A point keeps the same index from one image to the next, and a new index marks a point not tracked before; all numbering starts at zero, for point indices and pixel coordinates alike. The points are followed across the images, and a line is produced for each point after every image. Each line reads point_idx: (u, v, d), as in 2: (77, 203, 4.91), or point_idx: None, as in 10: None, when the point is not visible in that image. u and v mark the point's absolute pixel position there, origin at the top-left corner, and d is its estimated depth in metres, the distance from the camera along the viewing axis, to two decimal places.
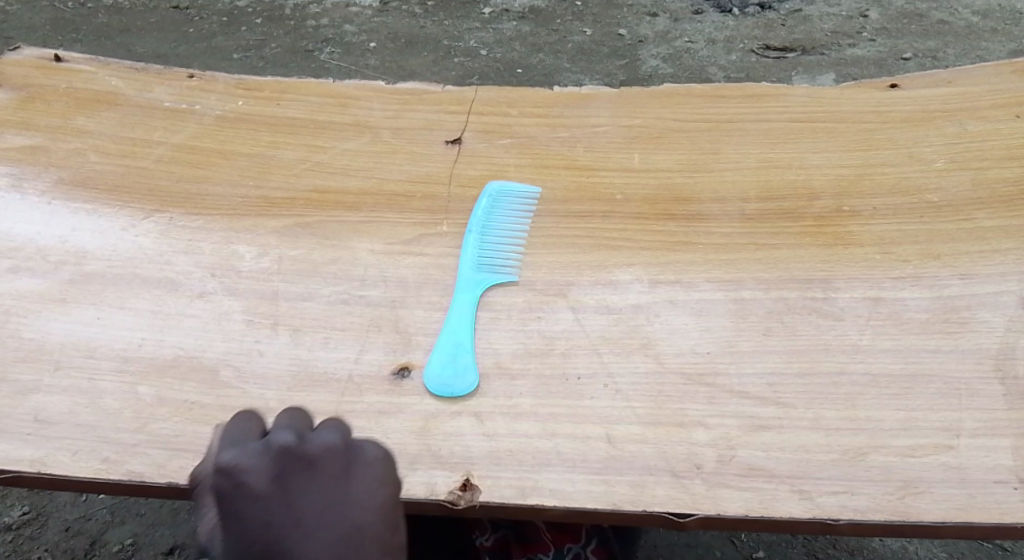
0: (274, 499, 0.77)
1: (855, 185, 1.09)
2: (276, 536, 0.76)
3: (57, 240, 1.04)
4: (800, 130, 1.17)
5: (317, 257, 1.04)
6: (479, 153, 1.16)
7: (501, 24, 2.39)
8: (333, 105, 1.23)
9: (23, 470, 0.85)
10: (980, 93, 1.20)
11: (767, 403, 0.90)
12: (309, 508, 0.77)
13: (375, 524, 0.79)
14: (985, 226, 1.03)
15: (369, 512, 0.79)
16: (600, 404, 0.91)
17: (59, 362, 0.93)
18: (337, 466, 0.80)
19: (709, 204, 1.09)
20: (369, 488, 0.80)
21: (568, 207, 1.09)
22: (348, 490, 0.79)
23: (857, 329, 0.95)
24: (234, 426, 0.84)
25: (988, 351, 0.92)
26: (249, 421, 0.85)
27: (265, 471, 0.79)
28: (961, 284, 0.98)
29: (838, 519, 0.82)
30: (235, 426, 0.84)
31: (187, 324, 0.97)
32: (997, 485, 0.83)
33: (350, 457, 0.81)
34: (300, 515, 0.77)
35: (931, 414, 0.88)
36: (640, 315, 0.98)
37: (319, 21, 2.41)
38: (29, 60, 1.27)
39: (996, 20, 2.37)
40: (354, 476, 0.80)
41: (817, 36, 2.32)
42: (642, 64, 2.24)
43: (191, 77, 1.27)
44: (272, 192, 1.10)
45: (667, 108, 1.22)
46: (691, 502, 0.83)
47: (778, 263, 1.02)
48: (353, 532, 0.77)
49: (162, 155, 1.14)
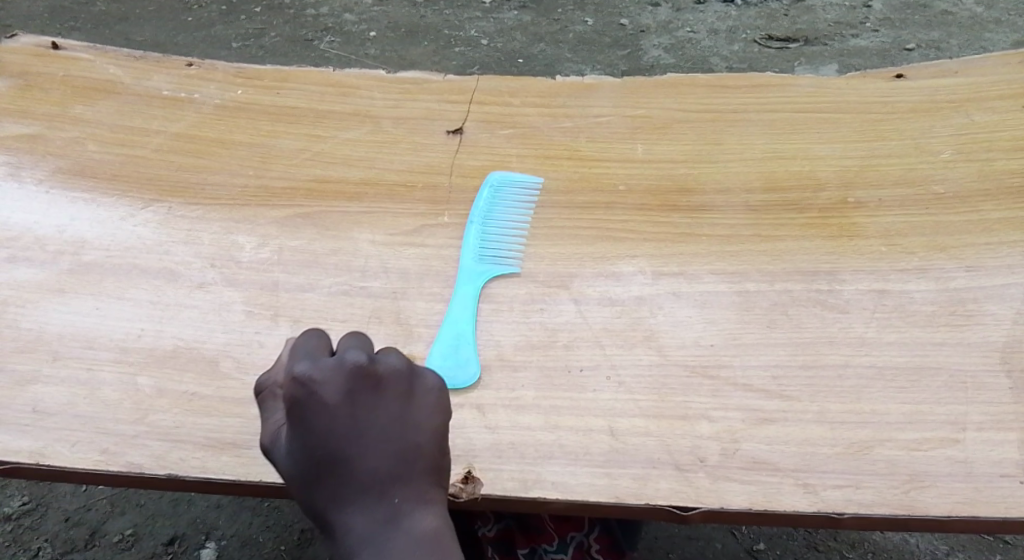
0: (336, 419, 0.72)
1: (860, 176, 1.08)
2: (333, 451, 0.72)
3: (55, 230, 1.03)
4: (805, 120, 1.16)
5: (318, 248, 1.03)
6: (481, 144, 1.15)
7: (501, 13, 2.38)
8: (333, 94, 1.22)
9: (21, 462, 0.84)
10: (987, 84, 1.19)
11: (771, 396, 0.89)
12: (368, 428, 0.73)
13: (432, 451, 0.74)
14: (992, 218, 1.02)
15: (427, 440, 0.74)
16: (603, 396, 0.90)
17: (57, 353, 0.92)
18: (401, 389, 0.75)
19: (713, 195, 1.08)
20: (431, 415, 0.75)
21: (571, 198, 1.08)
22: (409, 415, 0.74)
23: (862, 321, 0.94)
24: (308, 341, 0.78)
25: (994, 344, 0.92)
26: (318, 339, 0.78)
27: (329, 386, 0.73)
28: (967, 277, 0.97)
29: (843, 513, 0.81)
30: (309, 340, 0.78)
31: (187, 315, 0.96)
32: (1004, 479, 0.83)
33: (414, 381, 0.76)
34: (358, 435, 0.73)
35: (937, 407, 0.87)
36: (643, 307, 0.97)
37: (320, 10, 2.39)
38: (27, 48, 1.26)
39: (1000, 10, 2.36)
40: (416, 399, 0.75)
41: (820, 26, 2.30)
42: (644, 54, 2.23)
43: (190, 65, 1.26)
44: (272, 182, 1.09)
45: (671, 98, 1.21)
46: (695, 495, 0.83)
47: (782, 254, 1.01)
48: (409, 456, 0.73)
49: (161, 144, 1.13)
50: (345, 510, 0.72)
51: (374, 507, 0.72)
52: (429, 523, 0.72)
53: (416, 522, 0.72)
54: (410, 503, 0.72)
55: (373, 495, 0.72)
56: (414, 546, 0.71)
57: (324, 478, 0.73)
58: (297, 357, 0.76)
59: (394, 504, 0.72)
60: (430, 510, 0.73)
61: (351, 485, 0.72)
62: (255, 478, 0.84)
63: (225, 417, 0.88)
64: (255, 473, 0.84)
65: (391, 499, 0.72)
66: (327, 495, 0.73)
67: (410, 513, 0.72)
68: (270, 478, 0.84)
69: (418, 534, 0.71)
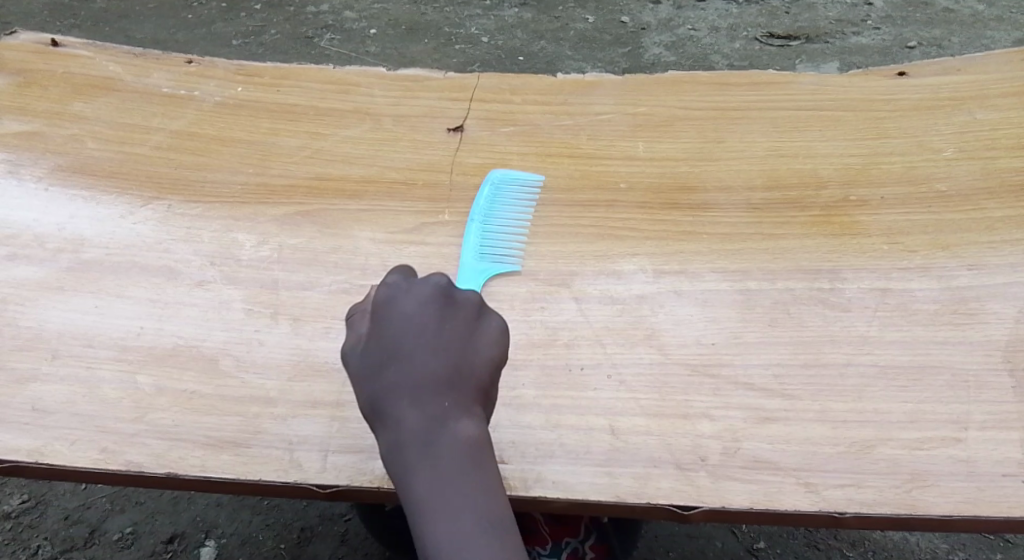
0: (409, 322, 0.80)
1: (862, 174, 1.08)
2: (401, 350, 0.79)
3: (55, 227, 1.03)
4: (806, 118, 1.15)
5: (318, 246, 1.03)
6: (482, 141, 1.15)
7: (502, 11, 2.37)
8: (333, 91, 1.21)
9: (20, 461, 0.84)
10: (989, 81, 1.18)
11: (773, 395, 0.89)
12: (437, 337, 0.80)
13: (487, 376, 0.80)
14: (995, 216, 1.02)
15: (484, 363, 0.80)
16: (604, 395, 0.90)
17: (57, 352, 0.92)
18: (472, 314, 0.82)
19: (714, 193, 1.07)
20: (493, 343, 0.81)
21: (572, 196, 1.08)
22: (473, 337, 0.81)
23: (864, 320, 0.94)
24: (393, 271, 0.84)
25: (996, 343, 0.91)
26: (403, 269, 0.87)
27: (412, 297, 0.82)
28: (970, 275, 0.97)
29: (845, 512, 0.81)
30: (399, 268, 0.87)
31: (186, 313, 0.96)
32: (1007, 478, 0.82)
33: (483, 311, 0.83)
34: (426, 341, 0.80)
35: (939, 406, 0.87)
36: (644, 306, 0.97)
37: (320, 7, 2.39)
38: (26, 45, 1.25)
39: (1002, 8, 2.35)
40: (484, 327, 0.82)
41: (821, 24, 2.30)
42: (645, 52, 2.23)
43: (190, 63, 1.25)
44: (271, 180, 1.09)
45: (672, 95, 1.20)
46: (695, 495, 0.83)
47: (784, 252, 1.01)
48: (467, 372, 0.80)
49: (161, 142, 1.13)
50: (398, 403, 0.78)
51: (426, 404, 0.78)
52: (472, 431, 0.78)
53: (460, 427, 0.77)
54: (458, 410, 0.78)
55: (427, 393, 0.78)
56: (453, 445, 0.77)
57: (385, 372, 0.79)
58: (388, 276, 0.85)
59: (444, 407, 0.78)
60: (474, 422, 0.78)
61: (409, 381, 0.78)
62: (255, 477, 0.84)
63: (224, 416, 0.88)
64: (255, 472, 0.84)
65: (442, 401, 0.78)
66: (385, 389, 0.79)
67: (457, 418, 0.78)
68: (270, 477, 0.84)
69: (460, 438, 0.77)
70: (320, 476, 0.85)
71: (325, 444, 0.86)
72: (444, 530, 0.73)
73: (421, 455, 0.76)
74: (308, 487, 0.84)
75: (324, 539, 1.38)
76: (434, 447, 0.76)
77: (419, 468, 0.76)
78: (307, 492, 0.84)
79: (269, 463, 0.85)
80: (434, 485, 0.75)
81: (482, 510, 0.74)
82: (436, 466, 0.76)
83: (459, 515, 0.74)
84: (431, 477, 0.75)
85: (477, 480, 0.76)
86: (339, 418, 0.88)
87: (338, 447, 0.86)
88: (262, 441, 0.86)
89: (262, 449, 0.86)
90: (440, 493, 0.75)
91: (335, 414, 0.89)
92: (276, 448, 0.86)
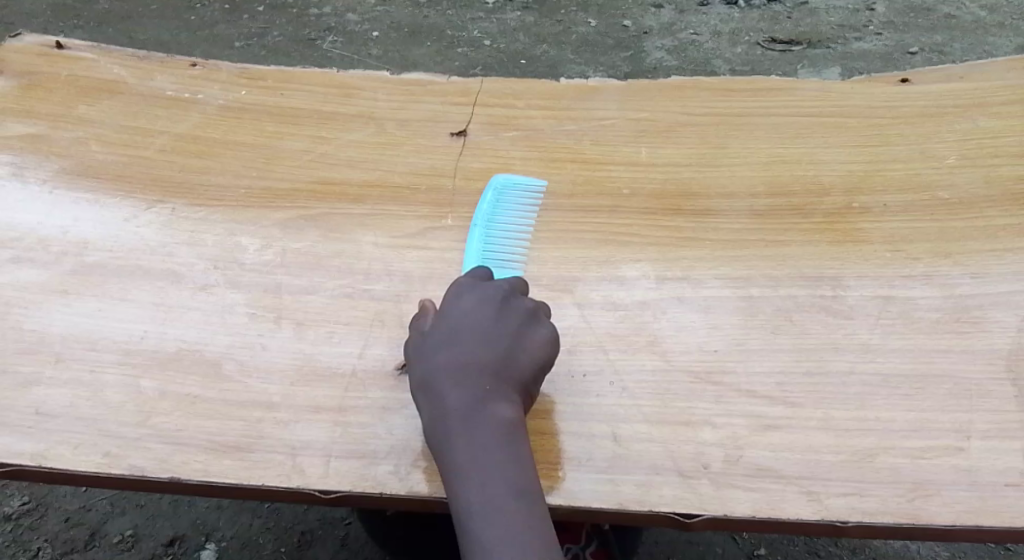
0: (468, 315, 0.88)
1: (865, 181, 1.08)
2: (455, 338, 0.87)
3: (59, 231, 1.03)
4: (809, 125, 1.15)
5: (321, 250, 1.03)
6: (485, 146, 1.15)
7: (504, 14, 2.37)
8: (337, 95, 1.21)
9: (24, 464, 0.84)
10: (992, 89, 1.18)
11: (775, 403, 0.89)
12: (490, 330, 0.87)
13: (532, 372, 0.87)
14: (998, 224, 1.02)
15: (530, 358, 0.87)
16: (606, 402, 0.90)
17: (60, 355, 0.92)
18: (524, 315, 0.89)
19: (718, 199, 1.07)
20: (541, 342, 0.88)
21: (575, 201, 1.08)
22: (524, 335, 0.88)
23: (867, 328, 0.94)
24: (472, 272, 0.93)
25: (999, 352, 0.91)
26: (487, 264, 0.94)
27: (474, 296, 0.89)
28: (973, 283, 0.97)
29: (847, 521, 0.81)
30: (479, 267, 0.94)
31: (189, 317, 0.96)
32: (1009, 488, 0.83)
33: (537, 313, 0.90)
34: (479, 332, 0.87)
35: (942, 415, 0.87)
36: (647, 312, 0.97)
37: (323, 9, 2.39)
38: (31, 47, 1.26)
39: (1004, 14, 2.35)
40: (536, 327, 0.89)
41: (823, 29, 2.30)
42: (647, 56, 2.23)
43: (194, 66, 1.25)
44: (275, 184, 1.09)
45: (675, 101, 1.20)
46: (698, 503, 0.83)
47: (787, 259, 1.01)
48: (513, 363, 0.86)
49: (165, 145, 1.13)
50: (445, 382, 0.85)
51: (470, 385, 0.84)
52: (510, 414, 0.84)
53: (499, 409, 0.84)
54: (499, 394, 0.84)
55: (473, 377, 0.85)
56: (491, 423, 0.83)
57: (437, 355, 0.86)
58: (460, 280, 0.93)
59: (486, 389, 0.84)
60: (514, 407, 0.84)
61: (458, 363, 0.85)
62: (258, 482, 0.84)
63: (227, 420, 0.88)
64: (258, 477, 0.84)
65: (486, 384, 0.84)
66: (436, 368, 0.85)
67: (497, 401, 0.84)
68: (273, 483, 0.84)
69: (498, 418, 0.83)
70: (322, 481, 0.85)
71: (328, 449, 0.87)
72: (474, 497, 0.80)
73: (460, 428, 0.82)
74: (311, 492, 0.84)
75: (325, 543, 1.38)
76: (473, 422, 0.82)
77: (457, 439, 0.82)
78: (309, 497, 0.85)
79: (271, 467, 0.85)
80: (469, 456, 0.81)
81: (510, 484, 0.81)
82: (473, 438, 0.82)
83: (489, 485, 0.80)
84: (468, 448, 0.82)
85: (508, 457, 0.82)
86: (342, 423, 0.88)
87: (340, 453, 0.86)
88: (265, 446, 0.86)
89: (265, 453, 0.86)
90: (474, 463, 0.81)
91: (338, 419, 0.89)
92: (279, 453, 0.86)
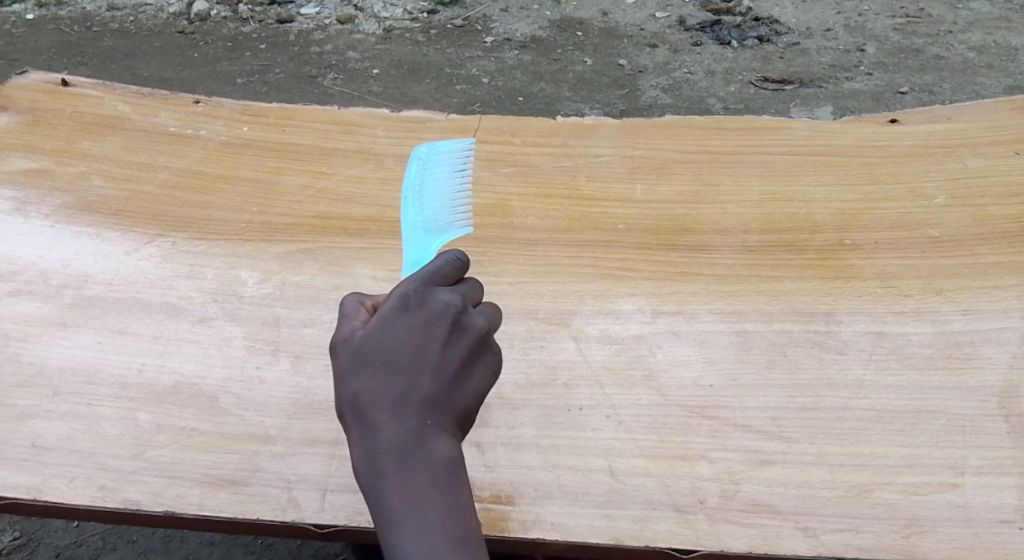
0: (414, 334, 0.78)
1: (855, 219, 1.09)
2: (397, 362, 0.77)
3: (59, 264, 1.04)
4: (801, 163, 1.17)
5: (320, 284, 1.03)
6: (482, 182, 1.16)
7: (502, 52, 2.41)
8: (337, 132, 1.23)
9: (18, 497, 0.84)
10: (979, 129, 1.21)
11: (769, 437, 0.89)
12: (436, 358, 0.78)
13: (474, 403, 0.79)
14: (988, 261, 1.04)
15: (474, 390, 0.79)
16: (602, 436, 0.90)
17: (58, 388, 0.92)
18: (475, 341, 0.80)
19: (712, 235, 1.09)
20: (485, 373, 0.80)
21: (571, 236, 1.09)
22: (470, 364, 0.79)
23: (860, 363, 0.95)
24: (439, 258, 0.83)
25: (991, 389, 0.92)
26: (459, 255, 0.83)
27: (421, 314, 0.79)
28: (964, 320, 0.98)
29: (843, 557, 0.81)
30: (437, 258, 0.83)
31: (188, 350, 0.96)
32: (1004, 525, 0.83)
33: (488, 334, 0.81)
34: (423, 360, 0.78)
35: (936, 451, 0.88)
36: (642, 345, 0.98)
37: (323, 48, 2.41)
38: (36, 84, 1.28)
39: (991, 55, 2.39)
40: (483, 354, 0.80)
41: (815, 69, 2.33)
42: (642, 94, 2.26)
43: (197, 102, 1.27)
44: (275, 219, 1.10)
45: (669, 140, 1.22)
46: (694, 538, 0.83)
47: (781, 294, 1.02)
48: (457, 395, 0.78)
49: (165, 180, 1.14)
50: (381, 414, 0.76)
51: (408, 420, 0.76)
52: (450, 452, 0.76)
53: (439, 447, 0.76)
54: (439, 429, 0.77)
55: (411, 411, 0.76)
56: (430, 463, 0.75)
57: (375, 380, 0.77)
58: (402, 282, 0.82)
59: (425, 424, 0.76)
60: (453, 444, 0.77)
61: (397, 395, 0.76)
62: (253, 517, 0.84)
63: (224, 453, 0.88)
64: (254, 511, 0.84)
65: (425, 418, 0.76)
66: (373, 394, 0.77)
67: (437, 437, 0.76)
68: (268, 517, 0.84)
69: (437, 457, 0.76)
70: (318, 516, 0.85)
71: (324, 483, 0.87)
72: (410, 545, 0.73)
73: (395, 467, 0.75)
74: (306, 527, 0.84)
75: None
76: (410, 461, 0.75)
77: (392, 476, 0.75)
78: (305, 531, 0.85)
79: (267, 501, 0.85)
80: (406, 497, 0.74)
81: (450, 532, 0.74)
82: (409, 478, 0.75)
83: (426, 532, 0.73)
84: (404, 488, 0.74)
85: (446, 502, 0.75)
86: (338, 456, 0.88)
87: (335, 486, 0.87)
88: (261, 479, 0.86)
89: (261, 487, 0.86)
90: (410, 506, 0.74)
91: (334, 452, 0.89)
92: (274, 486, 0.86)
